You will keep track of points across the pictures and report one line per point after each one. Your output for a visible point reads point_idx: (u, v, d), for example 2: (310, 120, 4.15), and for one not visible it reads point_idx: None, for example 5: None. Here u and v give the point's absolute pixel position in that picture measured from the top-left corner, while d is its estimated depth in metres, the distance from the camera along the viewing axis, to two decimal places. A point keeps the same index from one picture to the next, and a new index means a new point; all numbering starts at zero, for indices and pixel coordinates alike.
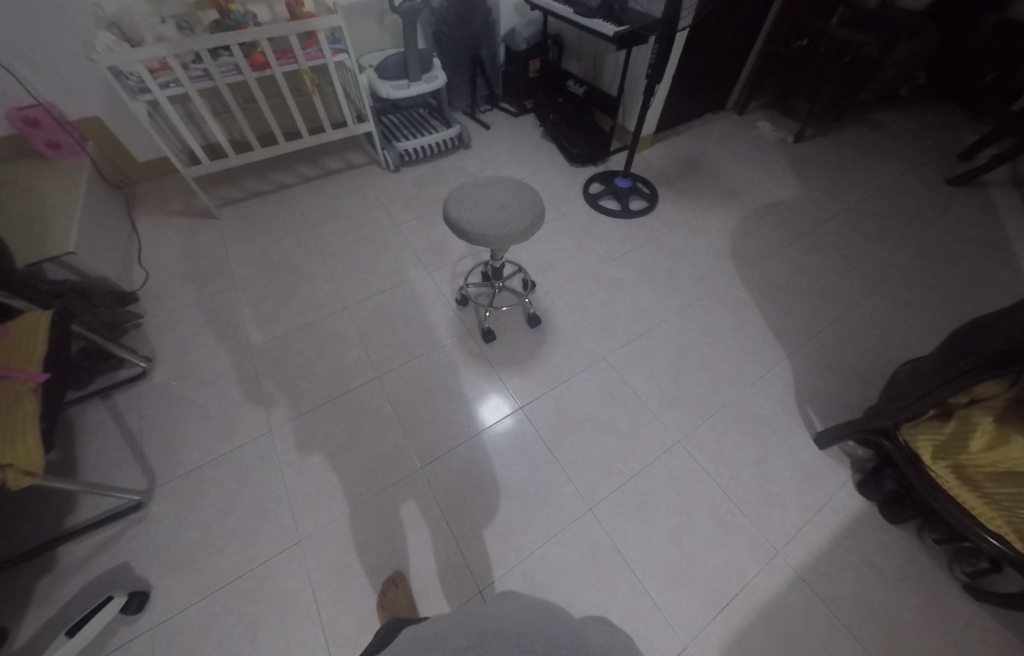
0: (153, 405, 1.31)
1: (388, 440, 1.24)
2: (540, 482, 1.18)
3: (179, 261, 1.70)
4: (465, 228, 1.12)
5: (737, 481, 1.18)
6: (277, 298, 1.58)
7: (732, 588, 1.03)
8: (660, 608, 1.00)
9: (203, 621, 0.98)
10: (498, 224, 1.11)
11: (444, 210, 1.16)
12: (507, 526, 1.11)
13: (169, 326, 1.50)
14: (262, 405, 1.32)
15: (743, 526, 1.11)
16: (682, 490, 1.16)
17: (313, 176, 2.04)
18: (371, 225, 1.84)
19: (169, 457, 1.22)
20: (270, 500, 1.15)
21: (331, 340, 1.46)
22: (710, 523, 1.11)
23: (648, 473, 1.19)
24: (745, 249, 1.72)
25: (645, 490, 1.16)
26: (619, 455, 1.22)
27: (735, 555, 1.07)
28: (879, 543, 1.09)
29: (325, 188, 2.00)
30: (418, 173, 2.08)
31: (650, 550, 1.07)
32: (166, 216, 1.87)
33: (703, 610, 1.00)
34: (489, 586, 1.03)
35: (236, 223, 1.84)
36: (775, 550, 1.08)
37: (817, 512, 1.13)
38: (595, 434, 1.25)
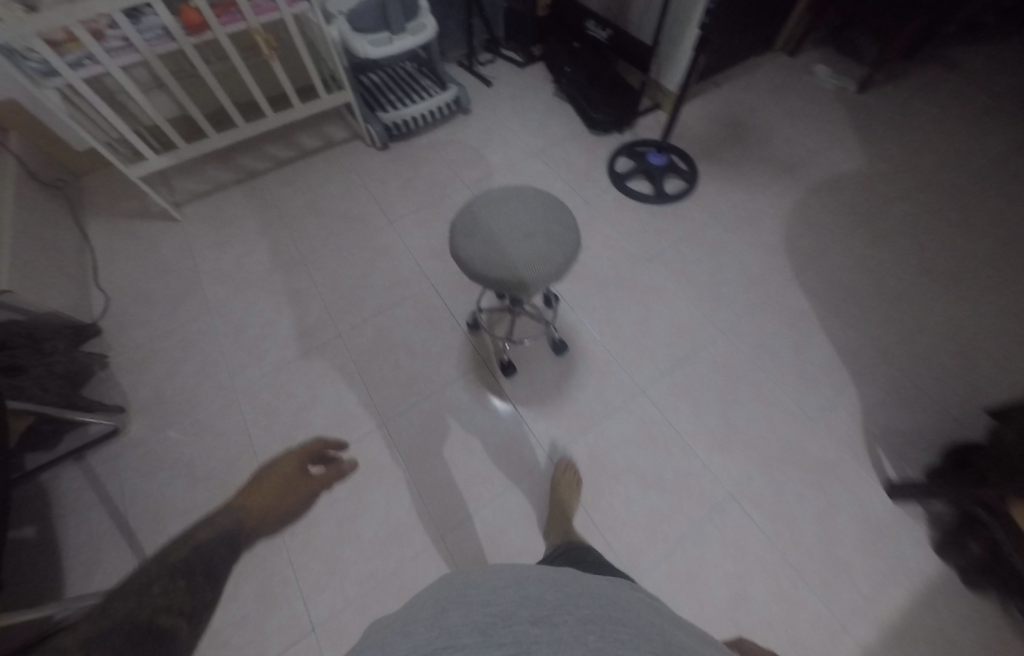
0: (134, 466, 1.16)
1: (402, 503, 1.10)
2: None
3: (142, 279, 1.46)
4: (483, 272, 0.85)
5: (798, 542, 1.04)
6: (259, 325, 1.37)
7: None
8: None
9: None
10: (526, 266, 0.84)
11: (452, 246, 0.88)
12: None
13: (140, 365, 1.31)
14: (257, 462, 1.16)
15: (806, 596, 0.98)
16: (735, 555, 1.03)
17: (286, 159, 1.72)
18: (362, 223, 1.56)
19: (160, 532, 1.09)
20: (275, 580, 1.02)
21: (327, 378, 1.27)
22: (769, 594, 0.99)
23: (697, 539, 1.05)
24: (802, 242, 1.46)
25: (693, 558, 1.03)
26: (664, 513, 1.07)
27: (798, 631, 0.95)
28: (960, 612, 0.96)
29: (303, 175, 1.69)
30: (411, 151, 1.75)
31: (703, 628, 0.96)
32: (121, 219, 1.60)
33: None
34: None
35: (202, 225, 1.57)
36: (843, 623, 0.96)
37: (889, 577, 1.00)
38: (636, 489, 1.10)
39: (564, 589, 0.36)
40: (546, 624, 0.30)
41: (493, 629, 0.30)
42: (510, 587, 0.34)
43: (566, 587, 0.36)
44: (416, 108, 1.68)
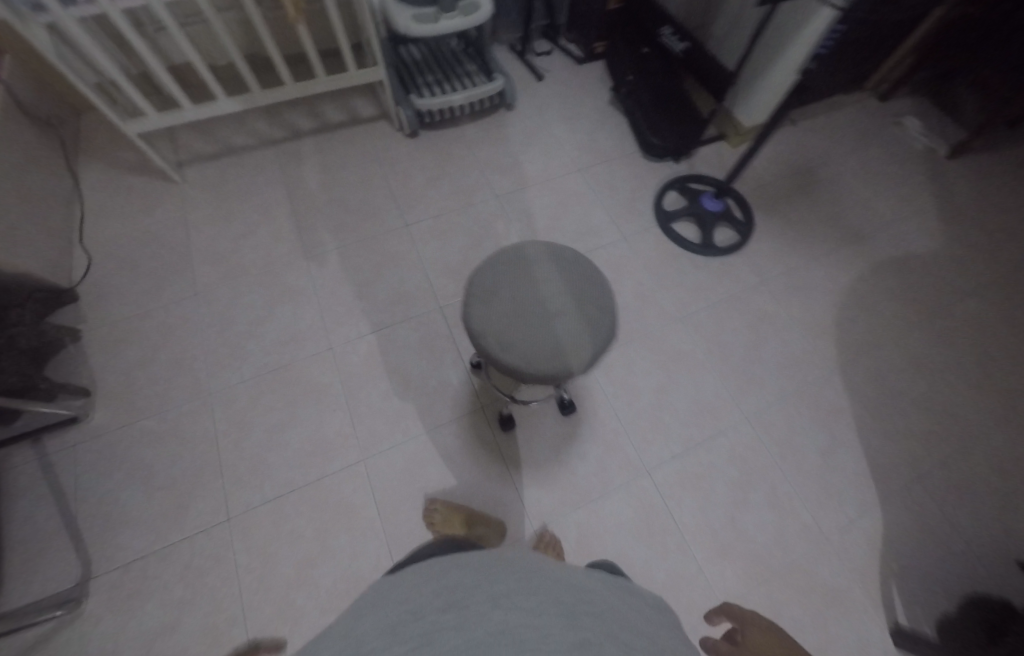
0: (93, 459, 1.08)
1: (369, 553, 1.02)
2: None
3: (131, 244, 1.35)
4: (501, 355, 0.71)
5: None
6: (247, 320, 1.26)
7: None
8: None
9: None
10: (553, 356, 0.70)
11: (467, 316, 0.74)
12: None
13: (115, 344, 1.21)
14: (222, 480, 1.08)
15: None
16: None
17: (305, 130, 1.56)
18: (375, 220, 1.42)
19: (109, 538, 1.02)
20: (222, 614, 0.96)
21: (311, 395, 1.17)
22: None
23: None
24: (853, 328, 1.31)
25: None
26: None
27: None
28: None
29: (319, 152, 1.53)
30: (442, 144, 1.58)
31: None
32: (117, 170, 1.46)
33: None
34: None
35: (203, 193, 1.44)
36: None
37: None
38: None
39: (499, 574, 0.42)
40: (456, 611, 0.36)
41: (402, 625, 0.36)
42: (436, 584, 0.42)
43: (500, 573, 0.42)
44: (454, 98, 1.49)
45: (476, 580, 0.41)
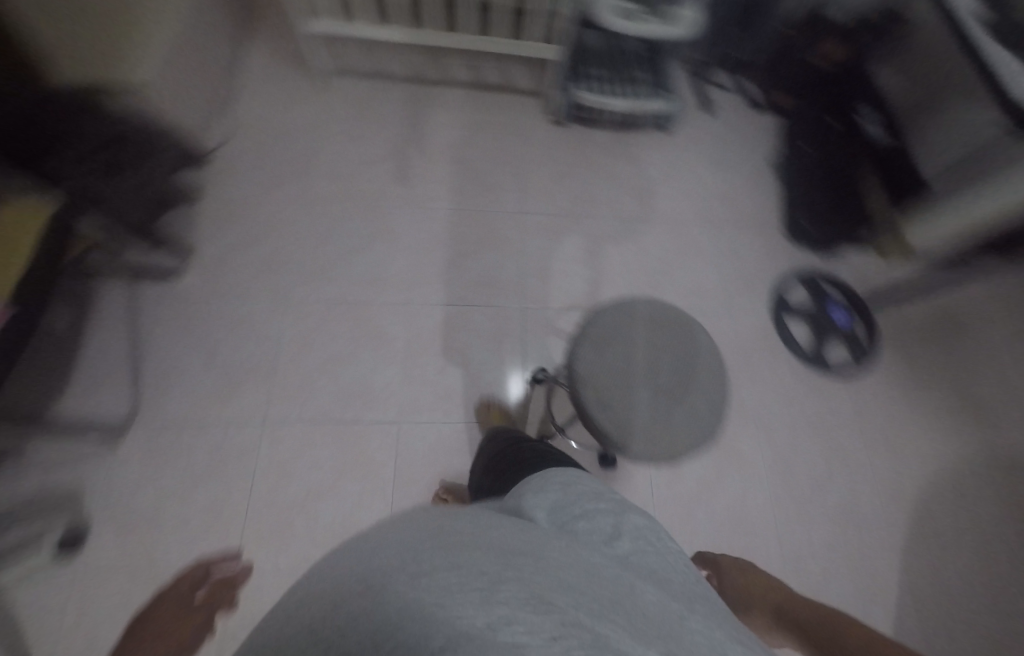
0: (171, 317, 1.15)
1: (371, 512, 1.03)
2: None
3: (270, 131, 1.39)
4: (588, 407, 0.67)
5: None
6: (343, 245, 1.27)
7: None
8: None
9: (116, 602, 0.92)
10: (638, 435, 0.65)
11: (572, 350, 0.71)
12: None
13: (224, 220, 1.26)
14: (265, 389, 1.11)
15: None
16: None
17: (462, 81, 1.53)
18: (488, 199, 1.38)
19: (160, 393, 1.08)
20: (227, 505, 1.01)
21: (374, 341, 1.18)
22: None
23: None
24: (937, 511, 1.16)
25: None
26: None
27: None
28: None
29: (464, 110, 1.49)
30: (583, 146, 1.50)
31: None
32: (283, 56, 1.50)
33: None
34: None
35: (349, 107, 1.45)
36: None
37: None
38: None
39: (467, 546, 0.32)
40: (376, 591, 0.26)
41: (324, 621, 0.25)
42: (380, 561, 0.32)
43: (469, 546, 0.32)
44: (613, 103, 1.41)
45: (446, 548, 0.31)
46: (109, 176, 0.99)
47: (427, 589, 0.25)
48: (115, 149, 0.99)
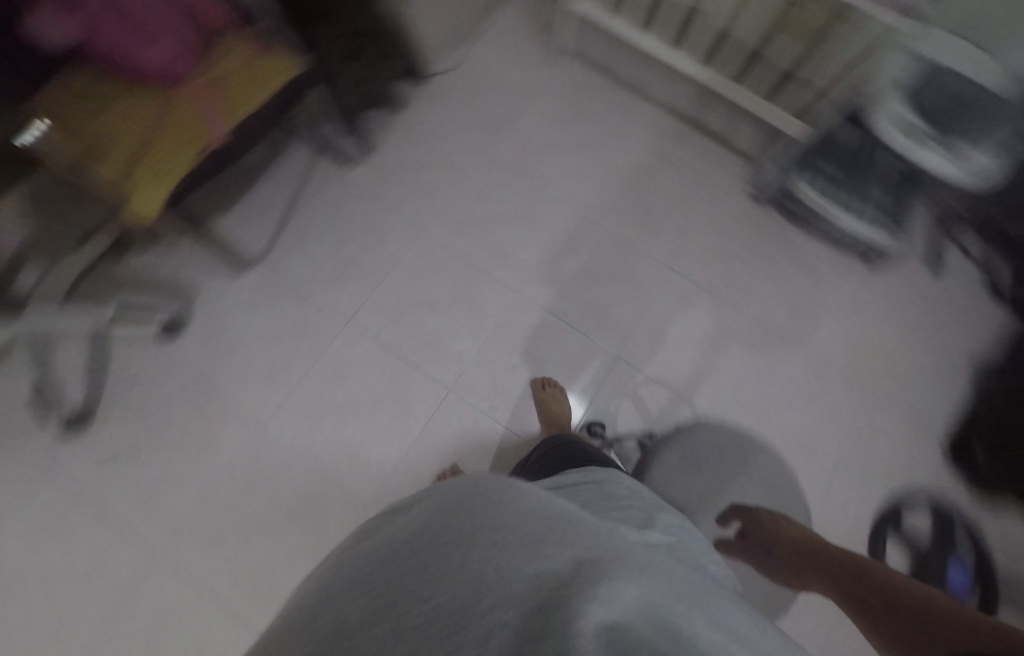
0: (330, 195, 1.26)
1: (384, 450, 1.09)
2: None
3: (489, 79, 1.43)
4: None
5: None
6: (491, 212, 1.31)
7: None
8: None
9: (176, 393, 1.07)
10: None
11: None
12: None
13: (412, 137, 1.34)
14: (362, 298, 1.19)
15: None
16: None
17: (684, 114, 1.45)
18: (639, 241, 1.33)
19: (288, 252, 1.21)
20: (286, 371, 1.12)
21: (469, 309, 1.21)
22: None
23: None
24: None
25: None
26: None
27: None
28: None
29: (667, 145, 1.42)
30: (766, 237, 1.36)
31: None
32: (538, 17, 1.52)
33: None
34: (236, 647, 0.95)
35: (566, 90, 1.45)
36: None
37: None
38: None
39: (502, 509, 0.33)
40: (429, 580, 0.27)
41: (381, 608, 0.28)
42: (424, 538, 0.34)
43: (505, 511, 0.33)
44: (820, 203, 1.24)
45: (480, 517, 0.32)
46: (348, 62, 1.12)
47: (428, 578, 0.28)
48: (363, 41, 1.11)
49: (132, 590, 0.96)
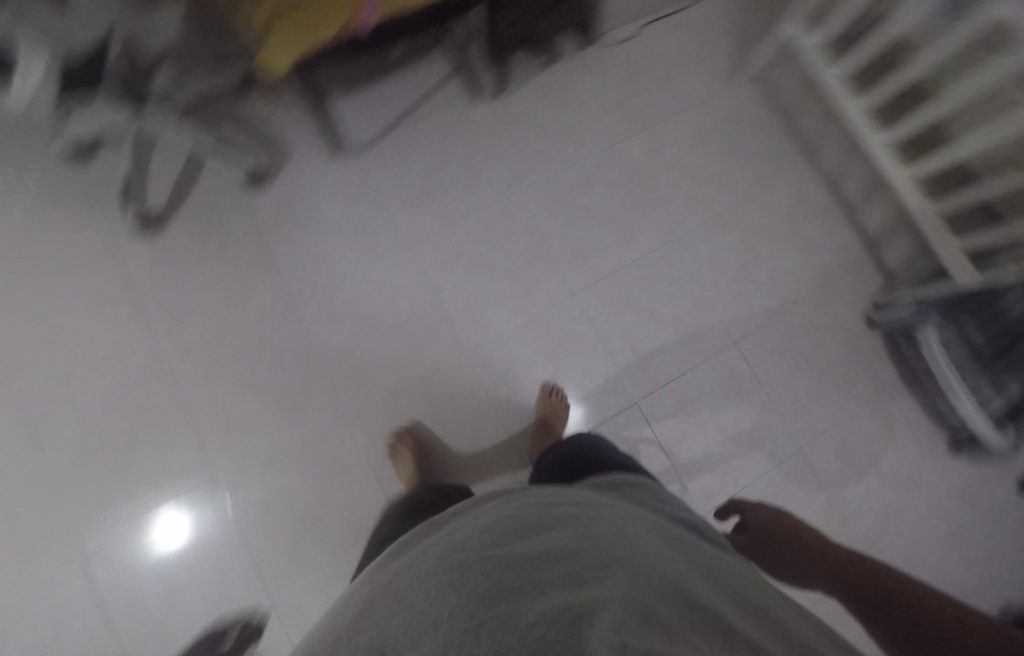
0: (447, 118, 1.23)
1: (384, 375, 1.12)
2: (321, 549, 1.06)
3: (656, 69, 1.31)
4: None
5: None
6: (588, 206, 1.24)
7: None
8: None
9: (238, 236, 1.14)
10: None
11: None
12: (248, 491, 1.06)
13: (550, 95, 1.27)
14: (430, 232, 1.19)
15: None
16: None
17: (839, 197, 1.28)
18: (719, 304, 1.22)
19: (385, 155, 1.20)
20: (335, 264, 1.15)
21: (520, 288, 1.18)
22: None
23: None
24: None
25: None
26: None
27: None
28: None
29: (802, 223, 1.27)
30: (850, 365, 1.22)
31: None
32: (742, 23, 1.35)
33: None
34: (192, 469, 1.06)
35: (729, 115, 1.31)
36: None
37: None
38: None
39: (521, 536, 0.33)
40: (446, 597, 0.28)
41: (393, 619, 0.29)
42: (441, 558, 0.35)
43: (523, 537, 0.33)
44: (948, 373, 1.10)
45: (497, 544, 0.33)
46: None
47: (443, 597, 0.28)
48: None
49: (134, 380, 1.07)
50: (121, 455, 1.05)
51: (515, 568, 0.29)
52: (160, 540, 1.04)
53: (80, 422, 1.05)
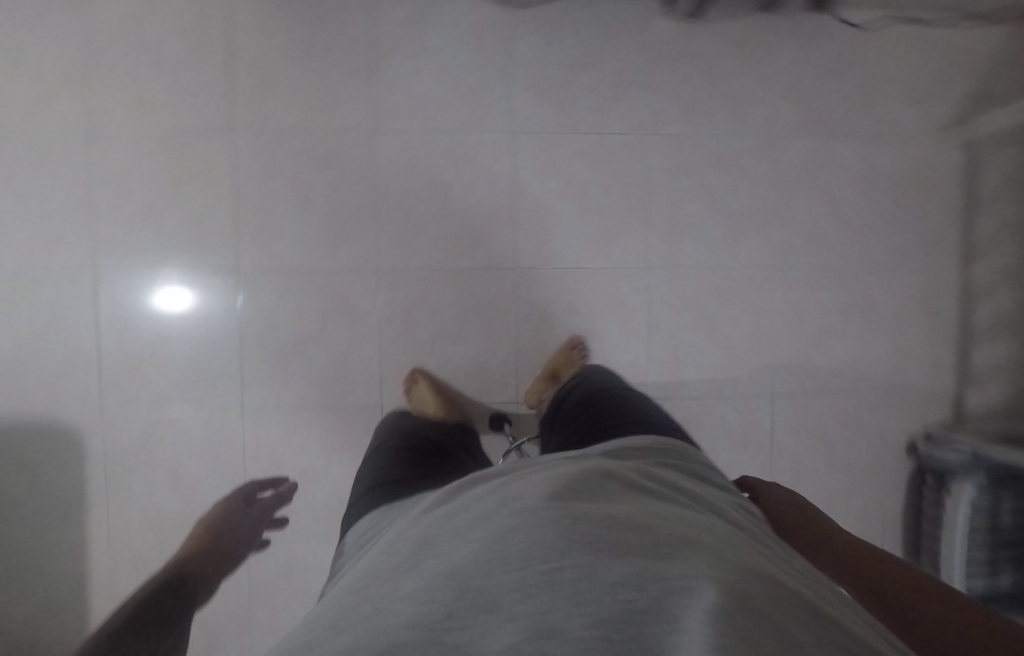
0: (623, 14, 1.06)
1: (431, 249, 1.07)
2: (303, 373, 1.08)
3: (868, 76, 1.11)
4: None
5: (168, 535, 1.07)
6: (712, 186, 1.10)
7: (82, 424, 1.05)
8: (147, 406, 1.06)
9: (354, 33, 1.03)
10: None
11: None
12: (260, 287, 1.06)
13: (742, 46, 1.08)
14: (544, 130, 1.07)
15: (159, 524, 1.07)
16: (216, 495, 1.08)
17: (964, 312, 1.14)
18: (782, 351, 1.13)
19: (539, 23, 1.05)
20: (436, 113, 1.05)
21: (600, 233, 1.09)
22: (180, 498, 1.07)
23: (225, 442, 1.08)
24: None
25: (217, 434, 1.07)
26: (279, 463, 1.08)
27: (145, 498, 1.07)
28: (75, 634, 1.05)
29: (912, 318, 1.14)
30: (867, 473, 1.15)
31: (193, 428, 1.07)
32: (991, 71, 1.12)
33: (129, 437, 1.06)
34: (220, 242, 1.05)
35: (911, 168, 1.13)
36: (123, 535, 1.07)
37: (95, 582, 1.06)
38: (314, 454, 1.09)
39: (531, 500, 0.30)
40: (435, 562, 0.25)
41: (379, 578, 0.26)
42: (447, 518, 0.32)
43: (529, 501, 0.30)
44: (958, 513, 1.06)
45: (504, 508, 0.30)
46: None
47: (437, 563, 0.25)
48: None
49: (200, 128, 1.02)
50: (161, 193, 1.03)
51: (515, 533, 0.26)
52: (168, 291, 1.05)
53: (136, 141, 1.02)
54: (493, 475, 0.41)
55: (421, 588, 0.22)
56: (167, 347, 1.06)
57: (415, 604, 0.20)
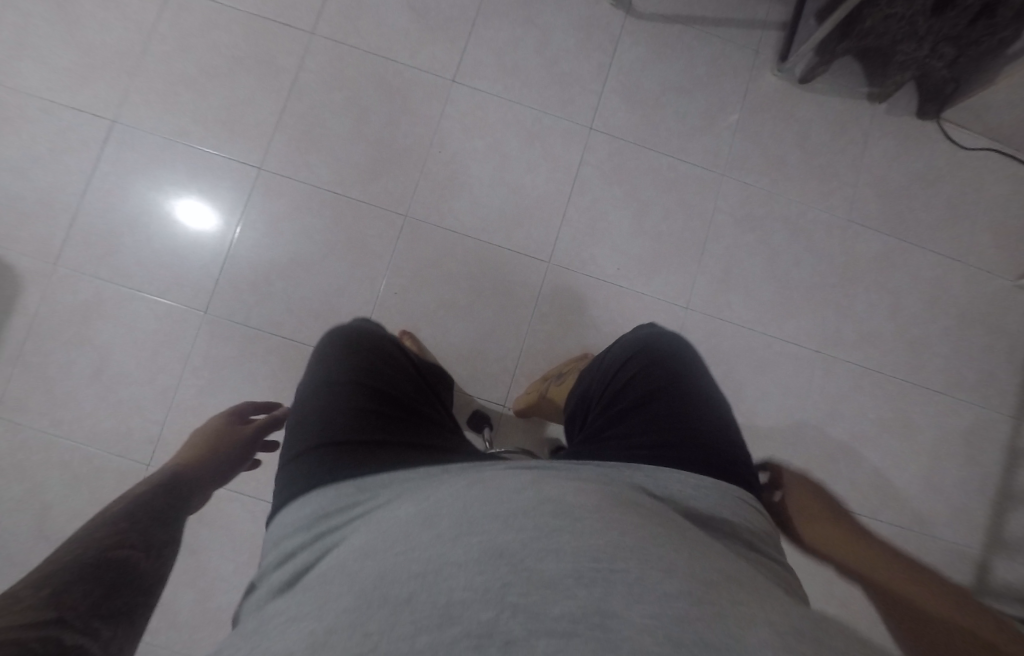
0: (730, 56, 1.04)
1: (468, 215, 0.99)
2: (287, 298, 0.96)
3: (955, 193, 1.07)
4: None
5: (65, 428, 0.91)
6: (775, 249, 1.03)
7: (27, 275, 0.93)
8: (104, 280, 0.94)
9: None
10: None
11: None
12: (276, 194, 0.97)
13: (837, 125, 1.06)
14: (620, 138, 1.02)
15: (60, 412, 0.91)
16: (138, 399, 0.93)
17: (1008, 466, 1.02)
18: (805, 445, 1.00)
19: (646, 37, 1.03)
20: (519, 86, 1.01)
21: (647, 257, 1.01)
22: (97, 390, 0.92)
23: (172, 343, 0.94)
24: None
25: (169, 331, 0.94)
26: (220, 386, 0.94)
27: (59, 378, 0.92)
28: None
29: (951, 456, 1.02)
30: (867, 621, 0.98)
31: (144, 318, 0.94)
32: None
33: (71, 306, 0.93)
34: (255, 136, 0.97)
35: (980, 297, 1.06)
36: (15, 412, 0.91)
37: None
38: (261, 389, 0.94)
39: (580, 512, 0.28)
40: (489, 553, 0.23)
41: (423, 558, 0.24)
42: (477, 505, 0.29)
43: (574, 511, 0.28)
44: None
45: (550, 512, 0.27)
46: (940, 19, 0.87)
47: (495, 555, 0.23)
48: (966, 27, 0.89)
49: (280, 20, 0.98)
50: (215, 67, 0.97)
51: (576, 543, 0.24)
52: (180, 168, 0.96)
53: (211, 10, 0.97)
54: (506, 476, 0.38)
55: (486, 565, 0.22)
56: (155, 226, 0.95)
57: (488, 578, 0.21)
